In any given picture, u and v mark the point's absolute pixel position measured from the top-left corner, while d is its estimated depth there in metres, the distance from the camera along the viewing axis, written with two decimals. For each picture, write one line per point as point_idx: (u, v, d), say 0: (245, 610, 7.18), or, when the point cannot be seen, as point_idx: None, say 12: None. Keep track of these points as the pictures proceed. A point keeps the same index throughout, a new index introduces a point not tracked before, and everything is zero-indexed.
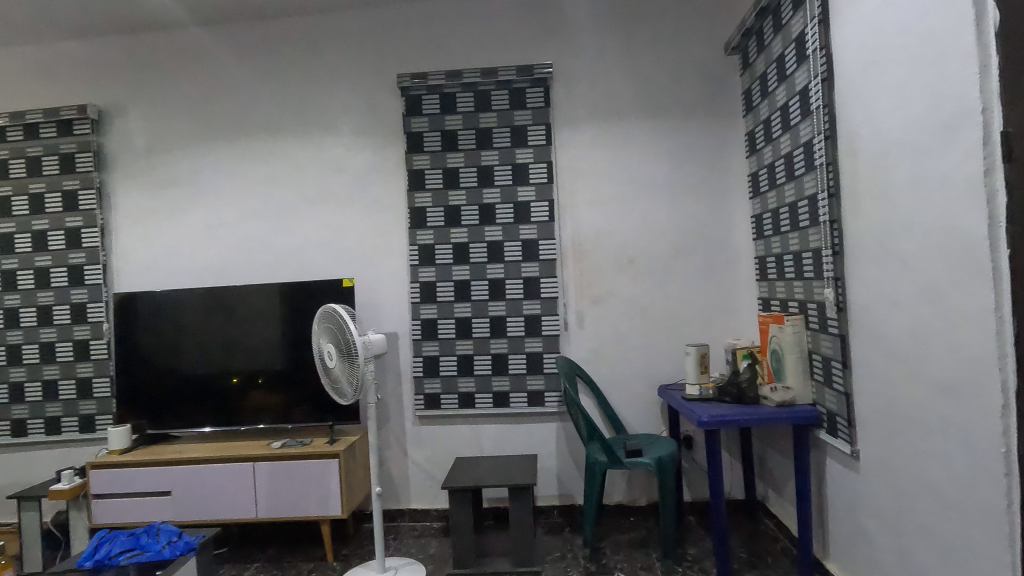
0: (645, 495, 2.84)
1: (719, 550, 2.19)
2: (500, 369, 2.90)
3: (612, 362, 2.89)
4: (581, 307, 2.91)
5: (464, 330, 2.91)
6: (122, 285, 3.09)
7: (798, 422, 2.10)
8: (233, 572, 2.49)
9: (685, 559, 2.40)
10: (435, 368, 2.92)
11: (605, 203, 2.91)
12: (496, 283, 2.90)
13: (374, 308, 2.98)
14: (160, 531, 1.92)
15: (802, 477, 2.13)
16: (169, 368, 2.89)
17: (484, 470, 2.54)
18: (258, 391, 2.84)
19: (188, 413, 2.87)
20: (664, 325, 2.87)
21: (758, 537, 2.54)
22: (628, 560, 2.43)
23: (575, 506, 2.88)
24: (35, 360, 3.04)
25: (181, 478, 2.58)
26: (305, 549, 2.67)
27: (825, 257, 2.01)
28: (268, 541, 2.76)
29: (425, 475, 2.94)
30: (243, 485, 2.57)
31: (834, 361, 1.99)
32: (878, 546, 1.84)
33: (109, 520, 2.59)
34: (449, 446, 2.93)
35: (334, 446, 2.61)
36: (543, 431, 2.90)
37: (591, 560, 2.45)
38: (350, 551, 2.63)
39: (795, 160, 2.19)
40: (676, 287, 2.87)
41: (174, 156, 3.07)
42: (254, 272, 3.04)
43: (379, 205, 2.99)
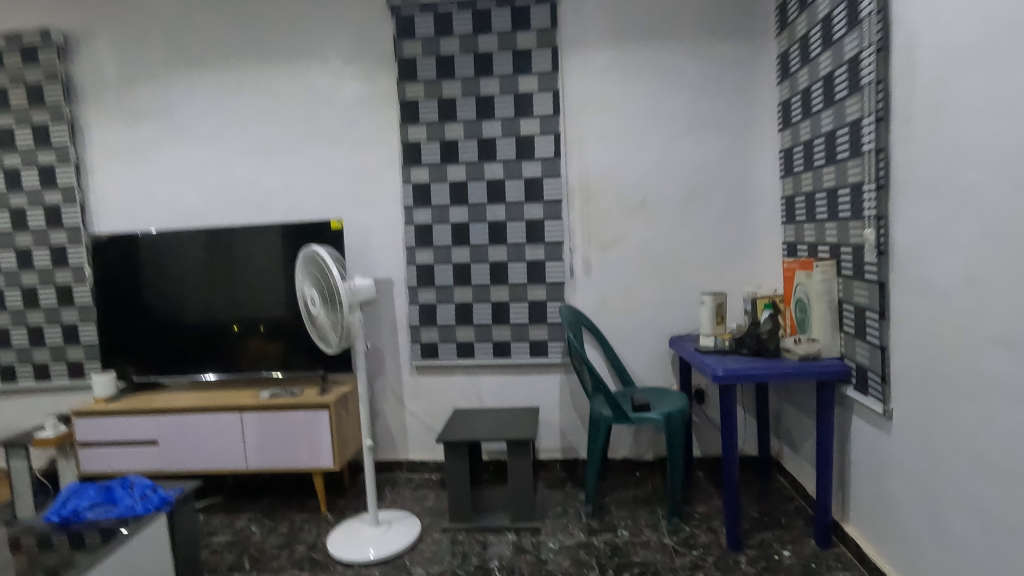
0: (652, 450, 2.71)
1: (728, 510, 2.05)
2: (500, 318, 2.72)
3: (621, 312, 2.69)
4: (588, 253, 2.69)
5: (462, 275, 2.72)
6: (103, 227, 2.91)
7: (823, 377, 1.91)
8: (224, 523, 2.42)
9: (693, 517, 2.28)
10: (431, 317, 2.75)
11: (617, 138, 2.64)
12: (497, 225, 2.69)
13: (366, 252, 2.79)
14: (134, 483, 1.79)
15: (824, 436, 1.96)
16: (155, 315, 2.76)
17: (481, 423, 2.41)
18: (257, 338, 2.71)
19: (178, 361, 2.76)
20: (677, 272, 2.65)
21: (772, 496, 2.41)
22: (632, 517, 2.31)
23: (579, 460, 2.76)
24: (19, 305, 2.92)
25: (167, 428, 2.49)
26: (300, 500, 2.60)
27: (865, 192, 1.75)
28: (262, 491, 2.69)
29: (422, 427, 2.83)
30: (231, 436, 2.47)
31: (869, 311, 1.77)
32: (907, 512, 1.68)
33: (97, 470, 2.53)
34: (447, 397, 2.81)
35: (325, 396, 2.48)
36: (546, 383, 2.75)
37: (594, 516, 2.34)
38: (345, 503, 2.56)
39: (836, 82, 1.90)
40: (692, 231, 2.63)
41: (149, 86, 2.82)
42: (238, 213, 2.85)
43: (370, 140, 2.75)
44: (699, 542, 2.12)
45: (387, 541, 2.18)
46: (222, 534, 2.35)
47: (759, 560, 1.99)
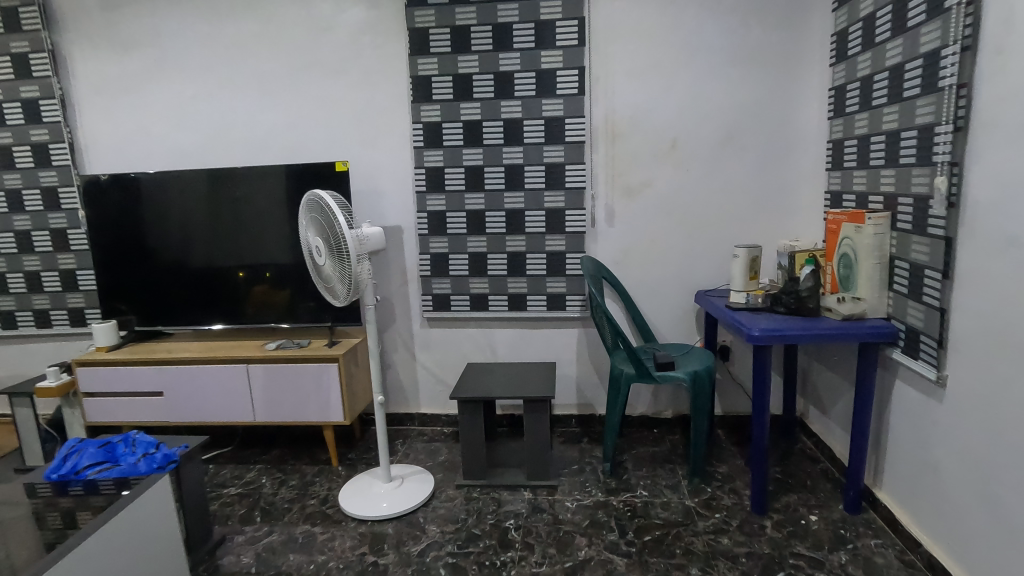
0: (671, 407, 2.62)
1: (755, 473, 1.97)
2: (516, 270, 2.58)
3: (644, 264, 2.54)
4: (612, 200, 2.51)
5: (476, 224, 2.56)
6: (94, 167, 2.74)
7: (868, 339, 1.77)
8: (234, 475, 2.38)
9: (715, 478, 2.20)
10: (444, 267, 2.61)
11: (647, 73, 2.40)
12: (514, 169, 2.49)
13: (374, 197, 2.62)
14: (137, 441, 1.72)
15: (863, 400, 1.84)
16: (155, 262, 2.63)
17: (496, 379, 2.31)
18: (263, 286, 2.59)
19: (181, 309, 2.66)
20: (706, 222, 2.47)
21: (796, 457, 2.32)
22: (651, 476, 2.24)
23: (595, 416, 2.68)
24: (13, 250, 2.80)
25: (172, 378, 2.41)
26: (310, 452, 2.55)
27: (938, 134, 1.54)
28: (271, 442, 2.64)
29: (434, 380, 2.75)
30: (238, 388, 2.39)
31: (929, 269, 1.61)
32: (954, 484, 1.57)
33: (103, 419, 2.48)
34: (460, 350, 2.70)
35: (333, 349, 2.38)
36: (563, 337, 2.64)
37: (611, 475, 2.27)
38: (356, 456, 2.51)
39: (910, 5, 1.66)
40: (725, 177, 2.43)
41: (133, 12, 2.58)
42: (237, 154, 2.66)
43: (376, 74, 2.51)
44: (722, 504, 2.05)
45: (400, 497, 2.12)
46: (233, 486, 2.30)
47: (785, 525, 1.92)
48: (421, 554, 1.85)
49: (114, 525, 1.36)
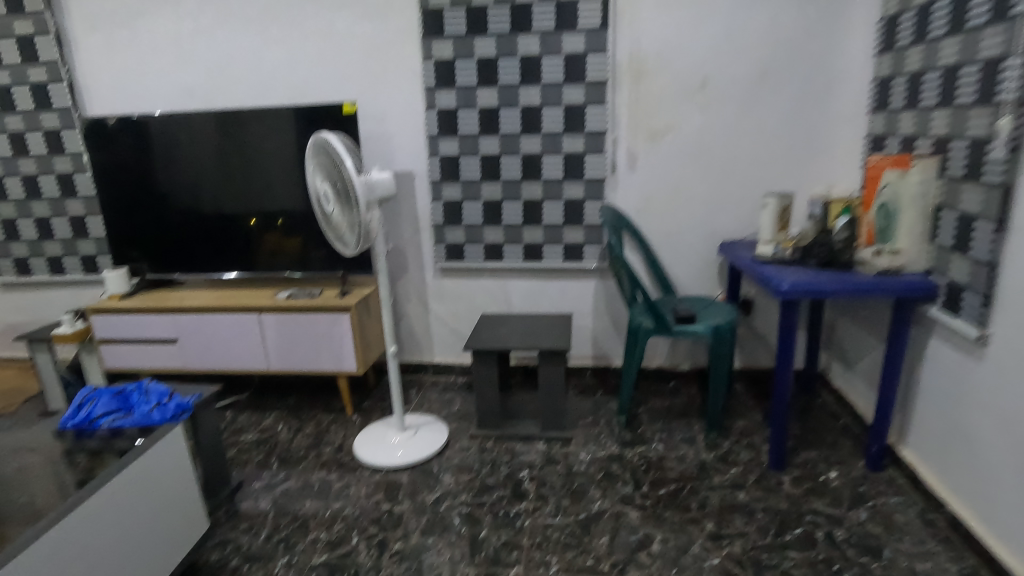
0: (689, 360, 2.57)
1: (775, 430, 1.92)
2: (532, 218, 2.48)
3: (666, 213, 2.42)
4: (633, 144, 2.37)
5: (491, 170, 2.44)
6: (96, 109, 2.65)
7: (905, 294, 1.67)
8: (250, 422, 2.40)
9: (732, 432, 2.17)
10: (457, 215, 2.52)
11: (677, 3, 2.20)
12: (530, 111, 2.35)
13: (384, 141, 2.50)
14: (151, 390, 1.69)
15: (894, 357, 1.77)
16: (163, 208, 2.58)
17: (511, 330, 2.26)
18: (273, 234, 2.53)
19: (192, 257, 2.62)
20: (734, 168, 2.33)
21: (817, 412, 2.27)
22: (668, 430, 2.21)
23: (611, 368, 2.64)
24: (21, 195, 2.76)
25: (185, 327, 2.40)
26: (325, 400, 2.56)
27: (1005, 68, 1.39)
28: (287, 390, 2.66)
29: (448, 330, 2.71)
30: (250, 337, 2.38)
31: (981, 220, 1.49)
32: (987, 445, 1.51)
33: (121, 366, 2.49)
34: (474, 301, 2.65)
35: (345, 299, 2.34)
36: (580, 288, 2.57)
37: (627, 427, 2.25)
38: (371, 405, 2.51)
39: None
40: (757, 120, 2.27)
41: None
42: (241, 95, 2.54)
43: (384, 5, 2.35)
44: (739, 459, 2.02)
45: (414, 446, 2.13)
46: (249, 432, 2.32)
47: (804, 481, 1.89)
48: (435, 504, 1.86)
49: (126, 479, 1.34)
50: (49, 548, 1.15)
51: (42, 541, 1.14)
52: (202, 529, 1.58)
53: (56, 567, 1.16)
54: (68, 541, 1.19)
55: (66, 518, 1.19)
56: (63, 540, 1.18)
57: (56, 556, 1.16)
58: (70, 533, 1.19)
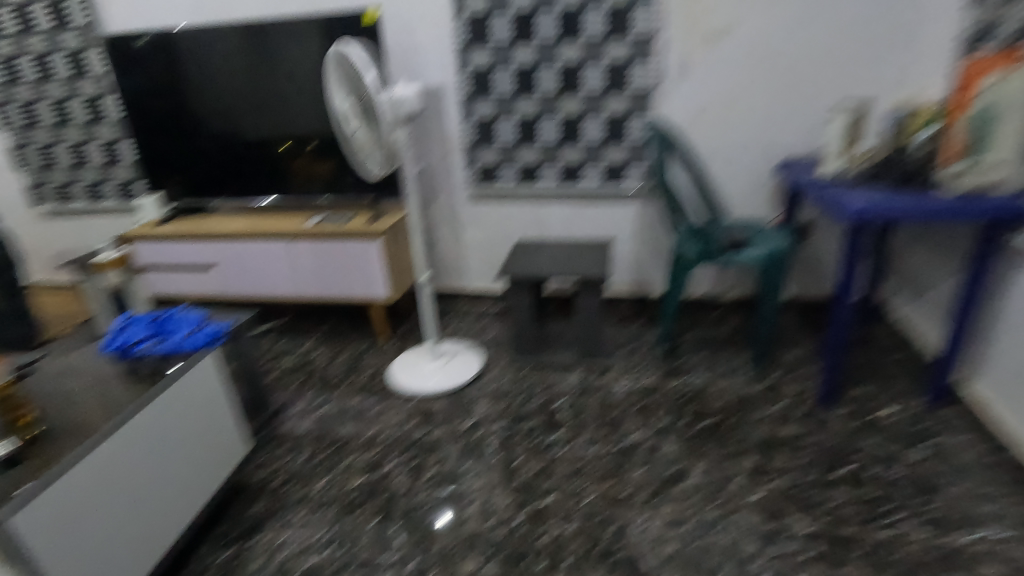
0: (736, 288, 2.43)
1: (829, 363, 1.80)
2: (571, 136, 2.30)
3: (719, 128, 2.20)
4: (688, 51, 2.12)
5: (526, 83, 2.25)
6: (114, 26, 2.53)
7: (996, 217, 1.47)
8: (290, 347, 2.43)
9: (780, 364, 2.06)
10: (490, 134, 2.36)
11: None
12: (569, 14, 2.11)
13: (411, 53, 2.32)
14: (183, 318, 1.68)
15: (975, 286, 1.60)
16: (189, 132, 2.51)
17: (547, 257, 2.16)
18: (300, 157, 2.44)
19: (222, 182, 2.57)
20: (800, 74, 2.07)
21: (874, 343, 2.13)
22: (711, 360, 2.12)
23: (652, 296, 2.52)
24: (53, 121, 2.73)
25: (220, 253, 2.40)
26: (361, 326, 2.56)
27: None
28: (324, 315, 2.67)
29: (482, 256, 2.63)
30: (283, 263, 2.36)
31: None
32: None
33: (167, 291, 2.56)
34: (508, 226, 2.54)
35: (375, 224, 2.27)
36: (621, 213, 2.41)
37: (668, 357, 2.17)
38: (406, 331, 2.50)
39: None
40: (828, 16, 1.99)
41: None
42: (259, 5, 2.38)
43: None
44: (787, 391, 1.92)
45: (449, 374, 2.11)
46: (289, 357, 2.36)
47: (857, 415, 1.79)
48: (471, 431, 1.85)
49: (155, 405, 1.34)
50: (87, 473, 1.16)
51: (80, 466, 1.15)
52: (241, 451, 1.61)
53: (99, 489, 1.18)
54: (106, 466, 1.21)
55: (99, 444, 1.20)
56: (100, 465, 1.19)
57: (96, 480, 1.18)
58: (106, 458, 1.21)
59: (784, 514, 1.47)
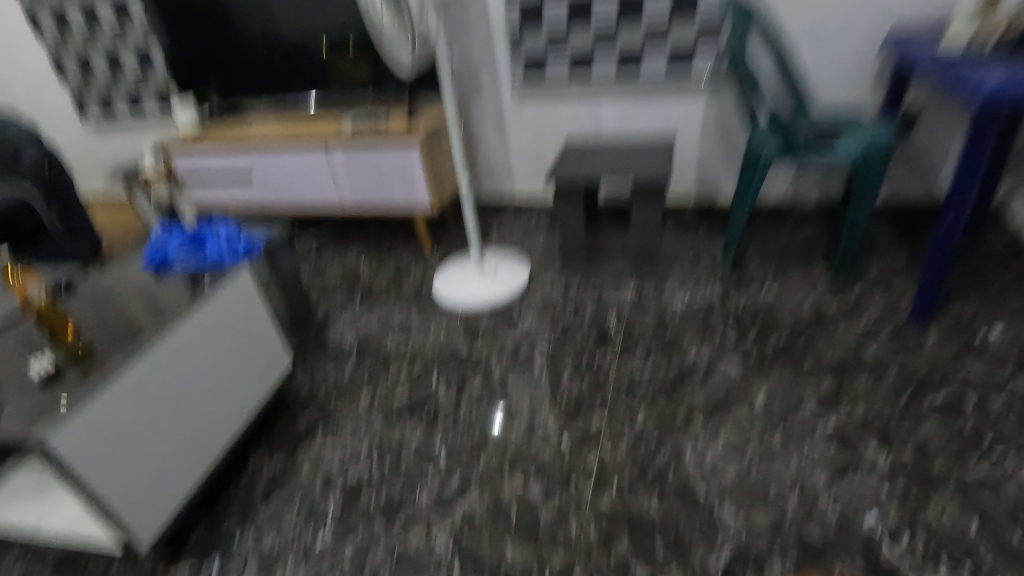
0: (817, 191, 2.14)
1: (927, 277, 1.56)
2: (631, 14, 1.98)
3: None
4: None
5: None
6: None
7: None
8: (334, 259, 2.38)
9: (865, 276, 1.82)
10: (537, 15, 2.07)
11: None
12: None
13: None
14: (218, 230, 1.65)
15: None
16: (214, 29, 2.33)
17: (600, 159, 1.94)
18: (331, 53, 2.25)
19: (251, 85, 2.41)
20: None
21: (982, 252, 1.84)
22: (783, 272, 1.90)
23: (718, 201, 2.27)
24: (81, 29, 2.58)
25: (257, 161, 2.31)
26: (405, 237, 2.47)
27: None
28: (366, 226, 2.59)
29: (528, 159, 2.41)
30: (321, 171, 2.26)
31: None
32: None
33: (209, 204, 2.52)
34: (557, 125, 2.29)
35: (413, 126, 2.10)
36: (685, 106, 2.12)
37: (733, 268, 1.96)
38: (451, 242, 2.39)
39: None
40: None
41: None
42: None
43: None
44: (871, 307, 1.70)
45: (494, 287, 2.00)
46: (334, 269, 2.32)
47: (954, 335, 1.57)
48: (517, 346, 1.76)
49: (187, 324, 1.28)
50: (121, 395, 1.14)
51: (112, 389, 1.13)
52: (286, 362, 1.56)
53: (135, 410, 1.17)
54: (140, 387, 1.18)
55: (129, 366, 1.17)
56: (134, 386, 1.17)
57: (131, 401, 1.16)
58: (139, 379, 1.18)
59: (859, 443, 1.33)
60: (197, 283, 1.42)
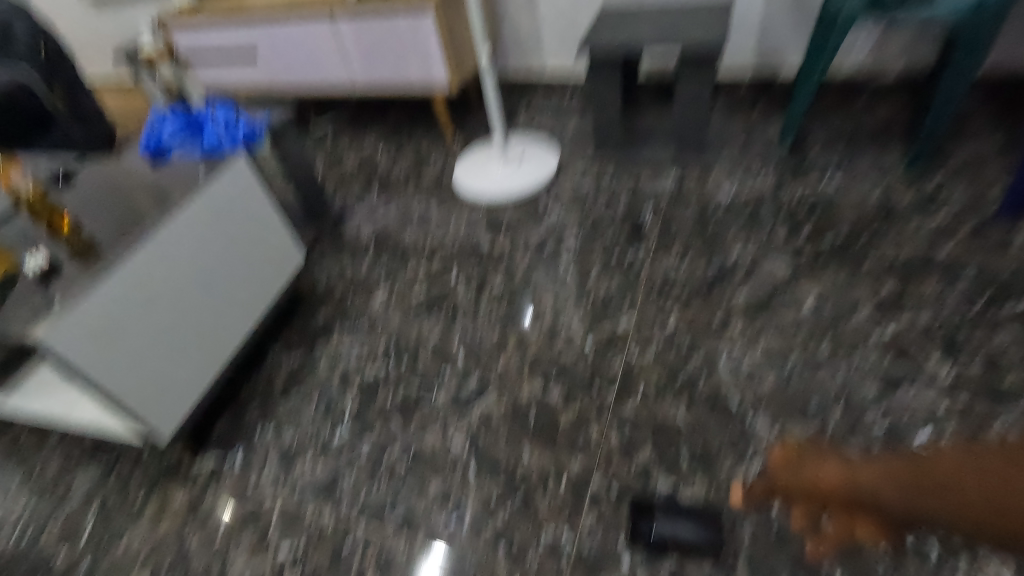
0: (903, 59, 1.80)
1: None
2: None
3: None
4: None
5: None
6: None
7: None
8: (350, 146, 2.22)
9: (949, 162, 1.56)
10: None
11: None
12: None
13: None
14: (218, 117, 1.54)
15: None
16: None
17: (644, 23, 1.65)
18: None
19: None
20: None
21: None
22: (850, 158, 1.65)
23: (780, 74, 1.95)
24: None
25: (260, 35, 2.09)
26: (424, 121, 2.27)
27: None
28: (384, 109, 2.38)
29: (561, 27, 2.11)
30: (329, 45, 2.03)
31: None
32: None
33: (217, 86, 2.34)
34: None
35: None
36: None
37: (792, 154, 1.72)
38: (474, 126, 2.18)
39: None
40: None
41: None
42: None
43: None
44: (952, 199, 1.47)
45: (520, 177, 1.84)
46: (350, 158, 2.17)
47: None
48: (542, 241, 1.63)
49: (179, 218, 1.19)
50: (116, 293, 1.09)
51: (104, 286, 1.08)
52: (299, 260, 1.49)
53: (134, 308, 1.13)
54: (135, 284, 1.13)
55: (121, 262, 1.10)
56: (128, 284, 1.11)
57: (127, 299, 1.12)
58: (133, 276, 1.12)
59: (920, 353, 1.19)
60: (194, 171, 1.31)
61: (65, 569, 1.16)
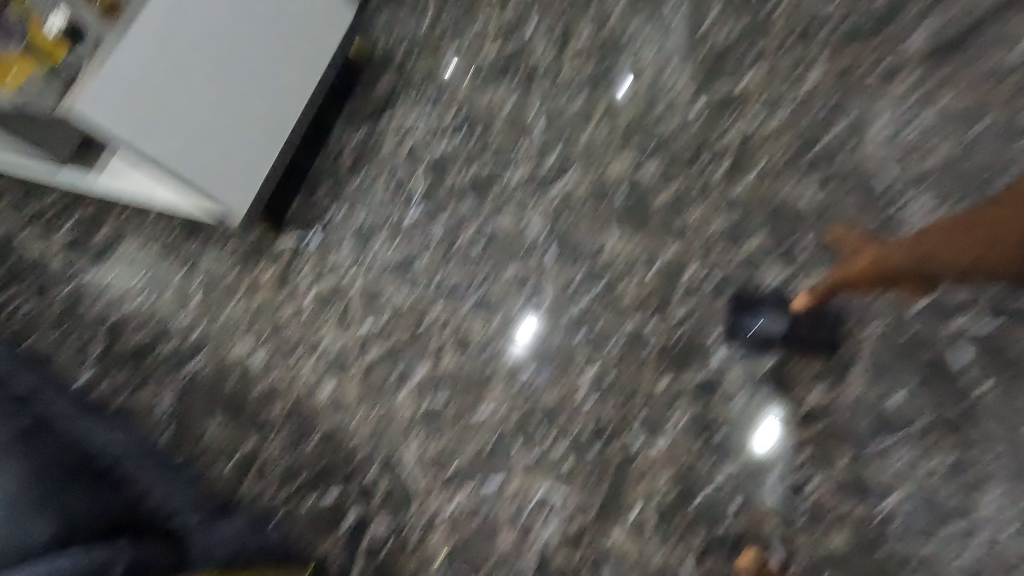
0: None
1: None
2: None
3: None
4: None
5: None
6: None
7: None
8: None
9: None
10: None
11: None
12: None
13: None
14: None
15: None
16: None
17: None
18: None
19: None
20: None
21: None
22: None
23: None
24: None
25: None
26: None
27: None
28: None
29: None
30: None
31: None
32: None
33: None
34: None
35: None
36: None
37: None
38: None
39: None
40: None
41: None
42: None
43: None
44: None
45: None
46: None
47: None
48: None
49: None
50: (147, 53, 0.94)
51: (132, 44, 0.92)
52: (346, 13, 1.25)
53: (170, 72, 0.98)
54: (167, 43, 0.97)
55: (142, 13, 0.92)
56: (157, 43, 0.95)
57: (163, 61, 0.97)
58: (161, 33, 0.95)
59: None
60: None
61: (184, 331, 1.26)
